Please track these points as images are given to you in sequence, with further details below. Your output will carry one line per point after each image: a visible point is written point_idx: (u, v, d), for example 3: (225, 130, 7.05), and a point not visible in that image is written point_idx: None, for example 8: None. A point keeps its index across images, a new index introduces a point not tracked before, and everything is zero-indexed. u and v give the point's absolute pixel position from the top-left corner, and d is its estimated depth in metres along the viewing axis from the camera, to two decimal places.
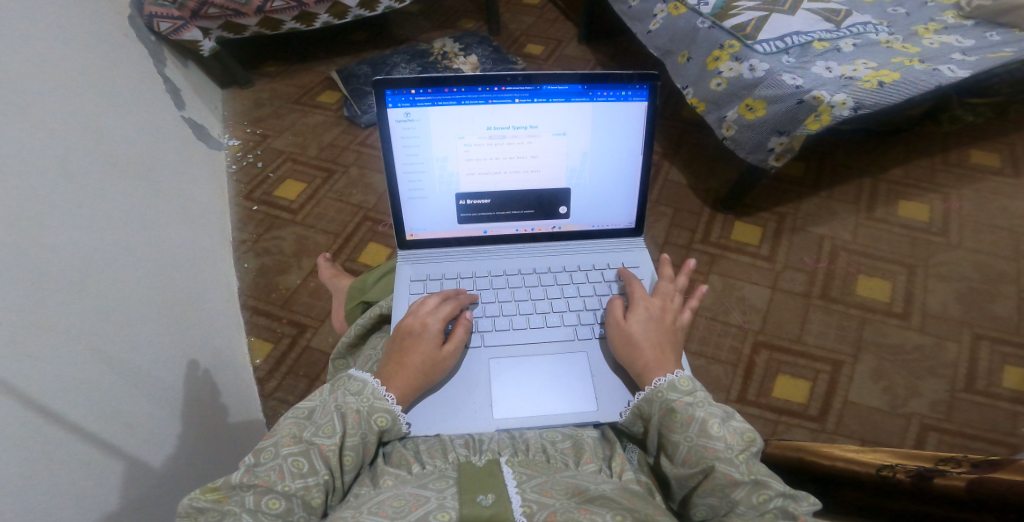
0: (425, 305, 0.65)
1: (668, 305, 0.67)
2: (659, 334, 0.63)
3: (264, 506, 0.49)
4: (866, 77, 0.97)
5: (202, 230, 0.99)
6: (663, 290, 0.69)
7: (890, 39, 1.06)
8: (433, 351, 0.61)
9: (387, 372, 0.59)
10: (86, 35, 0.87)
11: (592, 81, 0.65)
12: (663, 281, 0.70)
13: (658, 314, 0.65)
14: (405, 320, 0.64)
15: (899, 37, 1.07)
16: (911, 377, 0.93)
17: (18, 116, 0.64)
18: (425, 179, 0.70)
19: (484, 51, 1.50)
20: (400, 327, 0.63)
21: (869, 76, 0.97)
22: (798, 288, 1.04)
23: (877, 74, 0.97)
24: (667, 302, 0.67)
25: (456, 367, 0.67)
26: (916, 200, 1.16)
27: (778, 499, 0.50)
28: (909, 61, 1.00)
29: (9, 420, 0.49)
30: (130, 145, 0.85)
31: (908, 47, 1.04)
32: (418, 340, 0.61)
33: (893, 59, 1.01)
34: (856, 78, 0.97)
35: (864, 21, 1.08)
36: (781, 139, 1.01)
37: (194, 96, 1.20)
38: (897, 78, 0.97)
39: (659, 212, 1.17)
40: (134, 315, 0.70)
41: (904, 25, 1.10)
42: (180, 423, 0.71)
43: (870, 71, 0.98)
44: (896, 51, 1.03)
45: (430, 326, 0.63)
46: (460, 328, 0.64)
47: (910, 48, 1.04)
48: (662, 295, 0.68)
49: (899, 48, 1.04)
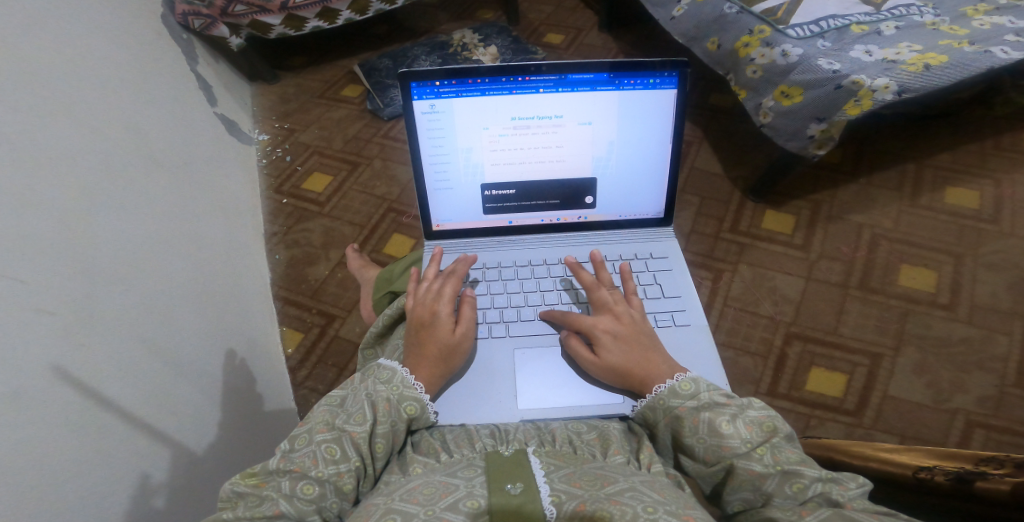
0: (430, 292, 0.65)
1: (616, 310, 0.63)
2: (632, 351, 0.60)
3: (300, 491, 0.50)
4: (910, 60, 0.93)
5: (237, 223, 1.02)
6: (601, 298, 0.64)
7: (935, 21, 1.01)
8: (447, 337, 0.62)
9: (410, 360, 0.60)
10: (123, 35, 0.90)
11: (619, 69, 0.63)
12: (594, 290, 0.65)
13: (616, 328, 0.61)
14: (416, 310, 0.64)
15: (946, 19, 1.02)
16: (958, 371, 0.90)
17: (61, 118, 0.66)
18: (450, 169, 0.69)
19: (504, 41, 1.49)
20: (413, 319, 0.63)
21: (914, 59, 0.93)
22: (835, 278, 1.01)
23: (922, 57, 0.93)
24: (613, 306, 0.63)
25: (472, 356, 0.67)
26: (964, 187, 1.11)
27: (817, 486, 0.49)
28: (958, 43, 0.96)
29: (67, 412, 0.52)
30: (169, 143, 0.88)
31: (955, 29, 0.99)
32: (431, 328, 0.62)
33: (941, 42, 0.96)
34: (899, 62, 0.93)
35: (908, 3, 1.04)
36: (823, 125, 0.96)
37: (225, 92, 1.22)
38: (944, 61, 0.93)
39: (686, 201, 1.15)
40: (175, 308, 0.72)
41: (951, 5, 1.04)
42: (220, 412, 0.73)
43: (915, 54, 0.94)
44: (943, 33, 0.98)
45: (440, 312, 0.63)
46: (467, 308, 0.64)
47: (958, 29, 0.99)
48: (605, 306, 0.64)
49: (945, 30, 0.99)
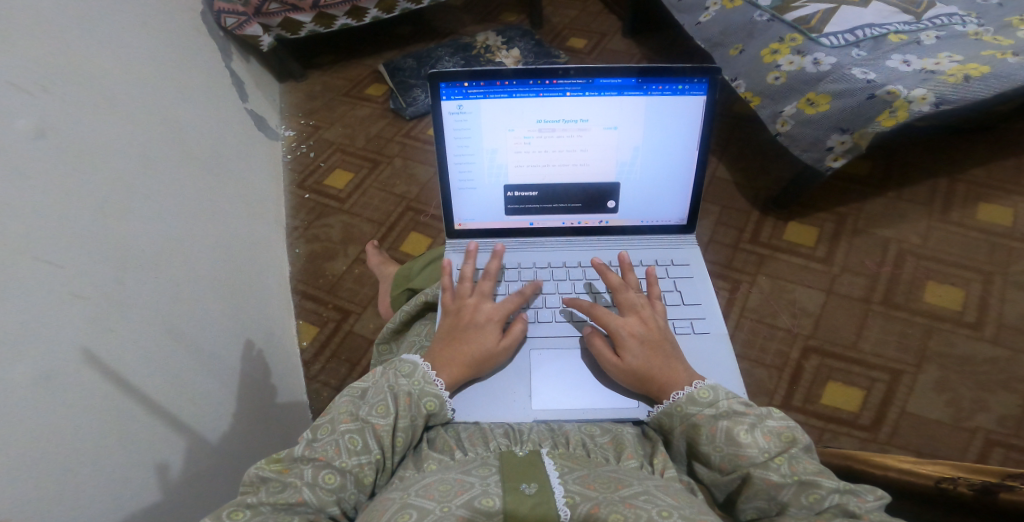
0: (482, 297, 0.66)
1: (643, 313, 0.63)
2: (657, 355, 0.60)
3: (322, 480, 0.50)
4: (950, 71, 0.91)
5: (261, 216, 1.03)
6: (628, 300, 0.64)
7: (979, 31, 0.98)
8: (491, 345, 0.63)
9: (439, 359, 0.61)
10: (163, 29, 0.92)
11: (648, 74, 0.64)
12: (621, 291, 0.65)
13: (643, 332, 0.61)
14: (463, 311, 0.64)
15: (989, 29, 0.99)
16: (981, 391, 0.88)
17: (103, 111, 0.68)
18: (474, 170, 0.70)
19: (527, 44, 1.50)
20: (460, 320, 0.64)
21: (954, 70, 0.92)
22: (857, 292, 1.00)
23: (963, 67, 0.92)
24: (640, 310, 0.63)
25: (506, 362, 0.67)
26: (995, 204, 1.09)
27: (834, 496, 0.48)
28: (1001, 54, 0.93)
29: (92, 395, 0.54)
30: (202, 137, 0.90)
31: (999, 40, 0.97)
32: (477, 333, 0.63)
33: (983, 53, 0.94)
34: (938, 72, 0.92)
35: (950, 12, 1.01)
36: (844, 136, 0.96)
37: (255, 89, 1.24)
38: (986, 72, 0.91)
39: (706, 210, 1.15)
40: (199, 299, 0.73)
41: (996, 16, 1.02)
42: (236, 403, 0.74)
43: (955, 65, 0.92)
44: (985, 44, 0.96)
45: (490, 321, 0.64)
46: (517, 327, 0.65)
47: (1003, 40, 0.96)
48: (632, 308, 0.64)
49: (989, 41, 0.96)
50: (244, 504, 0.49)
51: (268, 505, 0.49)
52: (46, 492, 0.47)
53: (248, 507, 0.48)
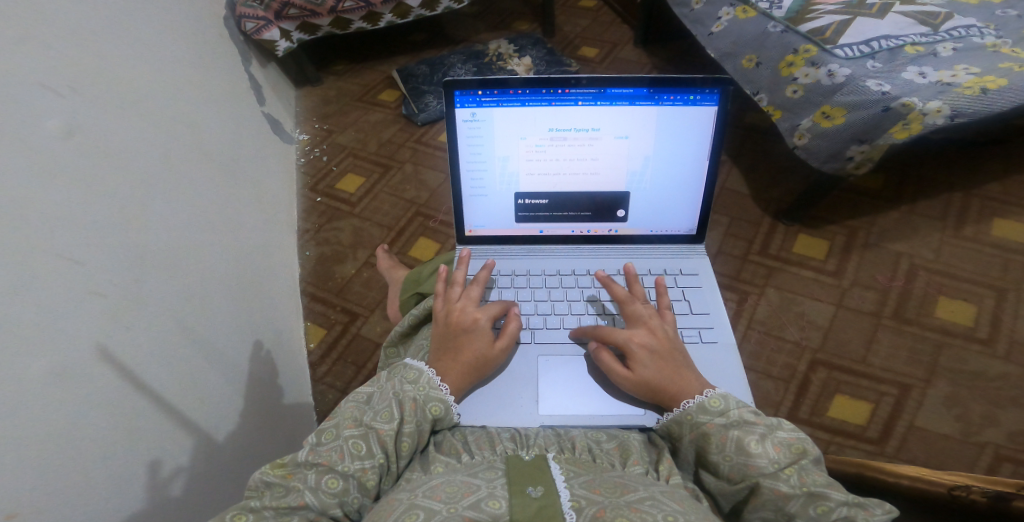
0: (468, 300, 0.65)
1: (652, 323, 0.63)
2: (668, 366, 0.60)
3: (325, 485, 0.51)
4: (966, 83, 0.91)
5: (274, 218, 1.05)
6: (636, 312, 0.64)
7: (997, 43, 0.98)
8: (485, 349, 0.62)
9: (441, 366, 0.61)
10: (185, 32, 0.94)
11: (660, 84, 0.64)
12: (628, 303, 0.65)
13: (653, 343, 0.61)
14: (452, 315, 0.63)
15: (1008, 42, 0.99)
16: (990, 406, 0.88)
17: (127, 110, 0.70)
18: (486, 177, 0.71)
19: (539, 53, 1.51)
20: (450, 325, 0.63)
21: (971, 82, 0.91)
22: (867, 306, 1.00)
23: (980, 80, 0.92)
24: (648, 321, 0.63)
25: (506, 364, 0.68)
26: (1009, 219, 1.08)
27: (841, 509, 0.48)
28: (1019, 67, 0.93)
29: (105, 389, 0.54)
30: (220, 138, 0.91)
31: (1017, 52, 0.96)
32: (470, 338, 0.62)
33: (1000, 65, 0.93)
34: (955, 85, 0.91)
35: (967, 24, 1.01)
36: (863, 147, 0.97)
37: (272, 92, 1.26)
38: (1003, 85, 0.91)
39: (715, 221, 1.15)
40: (211, 297, 0.74)
41: (1015, 28, 1.01)
42: (243, 402, 0.75)
43: (972, 77, 0.92)
44: (1003, 56, 0.96)
45: (480, 322, 0.63)
46: (509, 327, 0.64)
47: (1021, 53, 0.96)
48: (640, 319, 0.63)
49: (1007, 53, 0.96)
50: (248, 508, 0.49)
51: (271, 509, 0.50)
52: (57, 484, 0.48)
53: (251, 510, 0.49)
